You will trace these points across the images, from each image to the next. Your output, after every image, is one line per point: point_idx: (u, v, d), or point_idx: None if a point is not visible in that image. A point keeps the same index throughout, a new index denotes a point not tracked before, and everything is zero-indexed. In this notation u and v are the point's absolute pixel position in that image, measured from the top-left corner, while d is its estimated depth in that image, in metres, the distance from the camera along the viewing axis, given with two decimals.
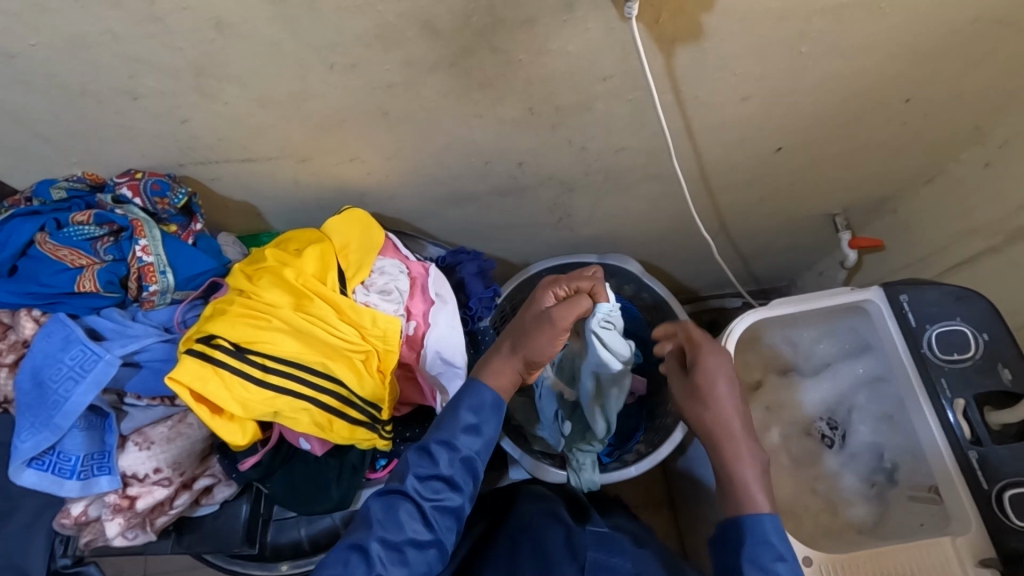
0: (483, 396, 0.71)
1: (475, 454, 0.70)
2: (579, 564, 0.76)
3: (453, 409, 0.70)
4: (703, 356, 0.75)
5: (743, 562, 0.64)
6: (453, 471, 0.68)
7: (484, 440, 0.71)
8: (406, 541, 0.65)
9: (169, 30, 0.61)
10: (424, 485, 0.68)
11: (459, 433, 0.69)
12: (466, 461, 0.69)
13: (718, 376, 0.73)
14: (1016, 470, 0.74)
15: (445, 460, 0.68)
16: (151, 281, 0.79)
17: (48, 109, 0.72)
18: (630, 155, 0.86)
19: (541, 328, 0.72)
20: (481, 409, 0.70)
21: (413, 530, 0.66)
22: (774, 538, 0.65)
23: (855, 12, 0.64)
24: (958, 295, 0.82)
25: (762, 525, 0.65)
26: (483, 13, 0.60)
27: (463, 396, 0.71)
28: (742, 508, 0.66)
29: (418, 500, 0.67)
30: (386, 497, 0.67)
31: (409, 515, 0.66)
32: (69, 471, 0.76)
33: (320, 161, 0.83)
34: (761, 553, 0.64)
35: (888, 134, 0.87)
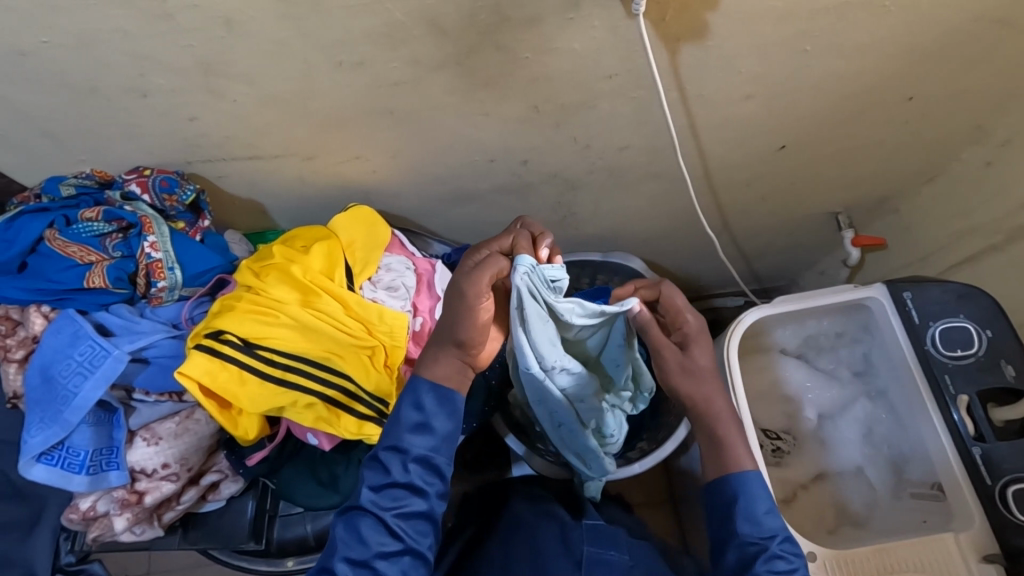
0: (422, 391, 0.65)
1: (430, 453, 0.65)
2: (574, 559, 0.77)
3: (396, 410, 0.65)
4: (693, 325, 0.68)
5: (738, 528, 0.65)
6: (408, 475, 0.64)
7: (439, 435, 0.65)
8: (373, 557, 0.62)
9: (178, 28, 0.61)
10: (383, 495, 0.64)
11: (408, 435, 0.64)
12: (423, 462, 0.64)
13: (700, 346, 0.68)
14: (1018, 467, 0.74)
15: (398, 466, 0.64)
16: (159, 278, 0.80)
17: (56, 106, 0.73)
18: (634, 153, 0.87)
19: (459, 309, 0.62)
20: (423, 404, 0.64)
21: (378, 544, 0.63)
22: (759, 487, 0.66)
23: (857, 11, 0.65)
24: (960, 293, 0.82)
25: (748, 483, 0.65)
26: (489, 12, 0.60)
27: (405, 393, 0.65)
28: (725, 466, 0.66)
29: (378, 512, 0.64)
30: (348, 516, 0.65)
31: (371, 529, 0.63)
32: (78, 466, 0.77)
33: (325, 159, 0.84)
34: (755, 509, 0.65)
35: (890, 133, 0.88)
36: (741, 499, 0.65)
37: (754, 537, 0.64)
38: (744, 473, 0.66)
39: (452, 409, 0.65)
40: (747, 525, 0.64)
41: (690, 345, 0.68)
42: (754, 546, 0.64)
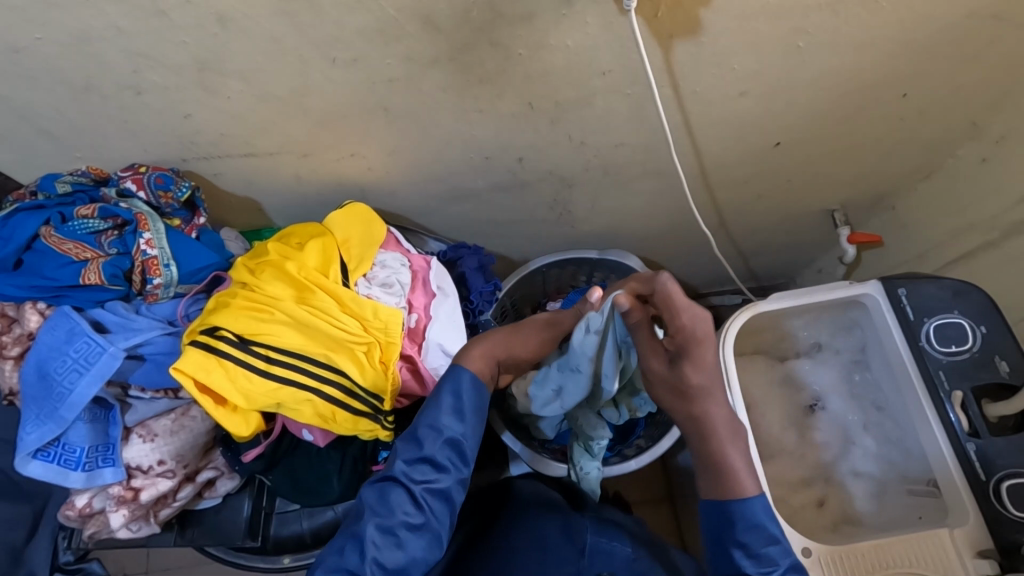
0: (463, 378, 0.70)
1: (462, 437, 0.68)
2: (578, 547, 0.78)
3: (438, 394, 0.69)
4: (689, 333, 0.62)
5: (733, 547, 0.66)
6: (440, 454, 0.67)
7: (470, 422, 0.69)
8: (399, 524, 0.64)
9: (172, 25, 0.61)
10: (414, 470, 0.67)
11: (446, 416, 0.68)
12: (453, 444, 0.68)
13: (698, 364, 0.64)
14: (1011, 463, 0.75)
15: (432, 443, 0.67)
16: (154, 274, 0.81)
17: (52, 103, 0.73)
18: (630, 150, 0.87)
19: (528, 334, 0.77)
20: (465, 392, 0.69)
21: (405, 513, 0.65)
22: (765, 522, 0.66)
23: (850, 7, 0.65)
24: (954, 290, 0.83)
25: (750, 509, 0.66)
26: (483, 9, 0.60)
27: (446, 379, 0.70)
28: (727, 495, 0.66)
29: (408, 484, 0.66)
30: (377, 485, 0.67)
31: (400, 499, 0.65)
32: (74, 463, 0.78)
33: (321, 156, 0.84)
34: (753, 538, 0.65)
35: (885, 129, 0.88)
36: (742, 522, 0.66)
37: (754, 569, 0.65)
38: (746, 500, 0.66)
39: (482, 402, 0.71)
40: (748, 559, 0.65)
41: (684, 357, 0.64)
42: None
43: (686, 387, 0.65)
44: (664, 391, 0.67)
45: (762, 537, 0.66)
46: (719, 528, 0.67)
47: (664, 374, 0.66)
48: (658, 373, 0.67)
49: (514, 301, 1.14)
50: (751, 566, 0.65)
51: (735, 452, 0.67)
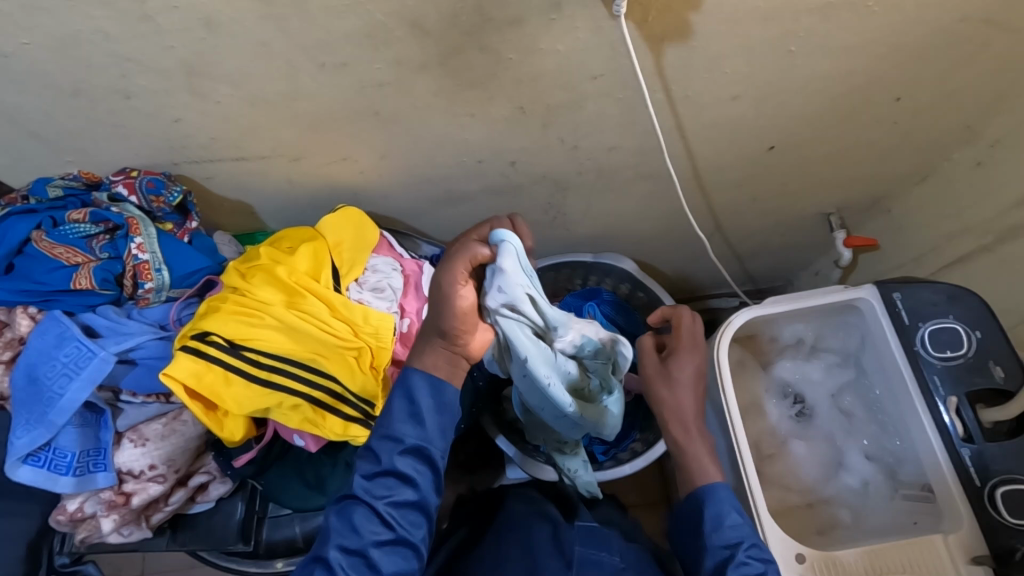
0: (414, 383, 0.65)
1: (423, 443, 0.65)
2: (566, 558, 0.76)
3: (391, 403, 0.65)
4: (687, 335, 0.77)
5: (705, 532, 0.69)
6: (400, 466, 0.64)
7: (430, 426, 0.65)
8: (366, 545, 0.63)
9: (160, 29, 0.61)
10: (375, 484, 0.64)
11: (401, 425, 0.65)
12: (414, 452, 0.65)
13: (686, 359, 0.76)
14: (1006, 468, 0.74)
15: (390, 455, 0.64)
16: (147, 279, 0.81)
17: (42, 107, 0.73)
18: (622, 154, 0.87)
19: (439, 302, 0.62)
20: (420, 397, 0.65)
21: (371, 532, 0.63)
22: (726, 502, 0.69)
23: (841, 11, 0.65)
24: (949, 294, 0.82)
25: (717, 498, 0.70)
26: (471, 13, 0.60)
27: (398, 386, 0.66)
28: (692, 479, 0.72)
29: (371, 500, 0.64)
30: (343, 505, 0.65)
31: (365, 518, 0.63)
32: (65, 468, 0.77)
33: (313, 160, 0.84)
34: (721, 521, 0.68)
35: (879, 133, 0.88)
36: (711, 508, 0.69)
37: (718, 547, 0.68)
38: (711, 487, 0.70)
39: (443, 402, 0.66)
40: (713, 535, 0.68)
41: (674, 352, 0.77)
42: (725, 555, 0.67)
43: (661, 372, 0.76)
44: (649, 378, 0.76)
45: (733, 528, 0.68)
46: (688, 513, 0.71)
47: (648, 371, 0.77)
48: (647, 370, 0.77)
49: None
50: (718, 543, 0.68)
51: (701, 442, 0.73)
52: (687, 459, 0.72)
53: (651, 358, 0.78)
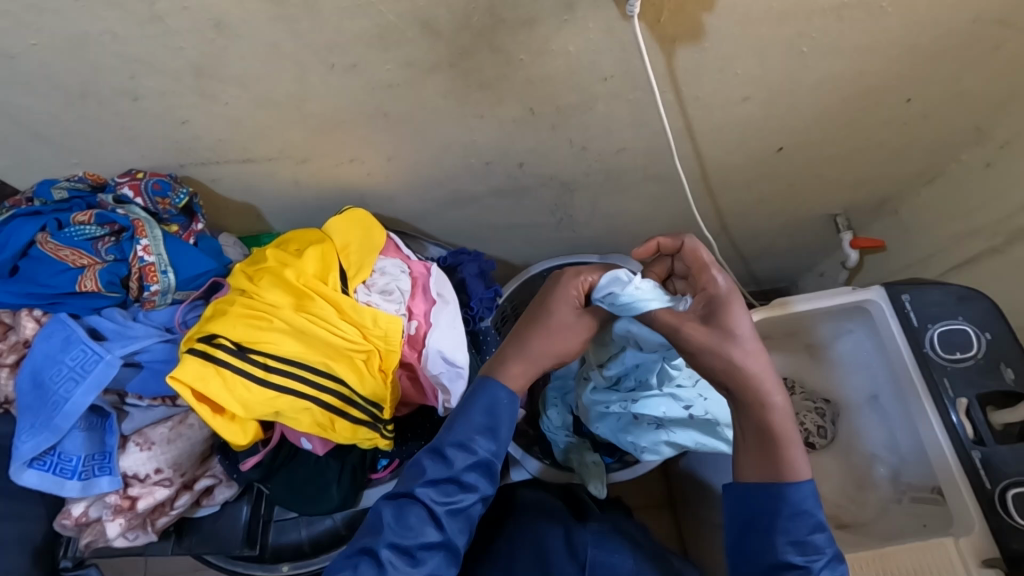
0: (497, 398, 0.67)
1: (490, 457, 0.67)
2: (579, 562, 0.77)
3: (469, 408, 0.67)
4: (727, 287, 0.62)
5: (776, 535, 0.62)
6: (465, 474, 0.66)
7: (499, 442, 0.68)
8: (418, 545, 0.64)
9: (169, 31, 0.61)
10: (438, 489, 0.66)
11: (474, 436, 0.67)
12: (482, 465, 0.67)
13: (741, 316, 0.59)
14: (1017, 471, 0.74)
15: (459, 461, 0.66)
16: (152, 281, 0.80)
17: (48, 108, 0.72)
18: (631, 155, 0.86)
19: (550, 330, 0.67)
20: (500, 411, 0.67)
21: (423, 533, 0.65)
22: (808, 510, 0.62)
23: (855, 12, 0.64)
24: (959, 295, 0.82)
25: (801, 493, 0.61)
26: (483, 14, 0.60)
27: (480, 394, 0.67)
28: (779, 476, 0.61)
29: (430, 503, 0.65)
30: (399, 501, 0.66)
31: (420, 520, 0.65)
32: (70, 471, 0.77)
33: (320, 161, 0.83)
34: (793, 525, 0.61)
35: (889, 134, 0.87)
36: (788, 505, 0.61)
37: (797, 558, 0.62)
38: (797, 484, 0.61)
39: (513, 422, 0.68)
40: (791, 545, 0.62)
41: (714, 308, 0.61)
42: (796, 567, 0.62)
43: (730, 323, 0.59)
44: (717, 328, 0.59)
45: (807, 525, 0.62)
46: (761, 516, 0.62)
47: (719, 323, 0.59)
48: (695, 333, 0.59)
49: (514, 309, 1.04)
50: (795, 554, 0.62)
51: (779, 414, 0.59)
52: (777, 444, 0.60)
53: (693, 325, 0.60)
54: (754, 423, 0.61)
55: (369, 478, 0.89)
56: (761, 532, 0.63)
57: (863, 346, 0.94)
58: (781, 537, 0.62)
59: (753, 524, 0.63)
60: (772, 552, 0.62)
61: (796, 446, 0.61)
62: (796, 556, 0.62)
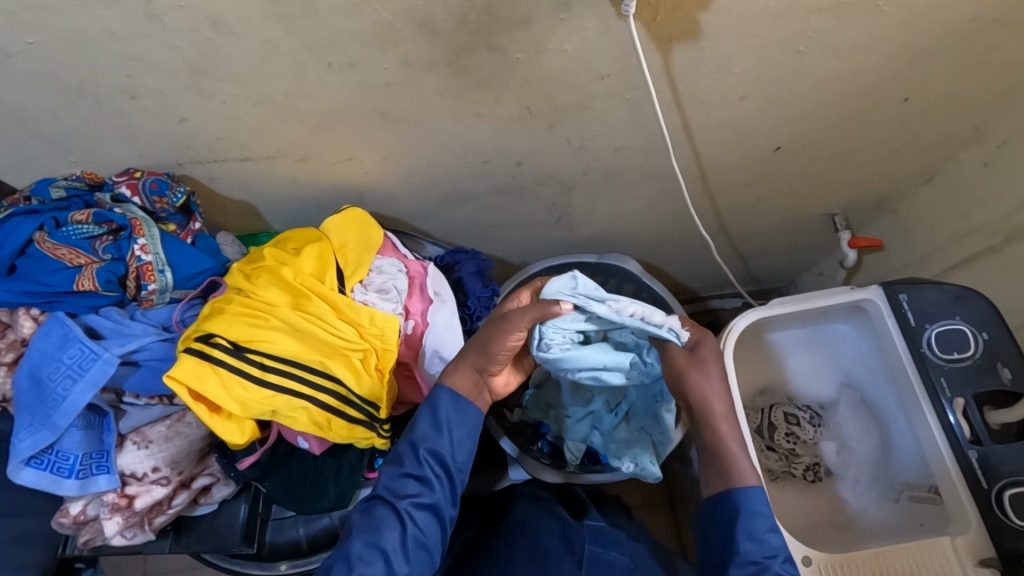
0: (442, 398, 0.71)
1: (442, 449, 0.69)
2: (576, 558, 0.77)
3: (418, 411, 0.71)
4: (701, 330, 0.73)
5: (740, 535, 0.65)
6: (421, 468, 0.68)
7: (451, 435, 0.70)
8: (382, 541, 0.66)
9: (166, 29, 0.61)
10: (399, 485, 0.68)
11: (424, 431, 0.70)
12: (435, 458, 0.69)
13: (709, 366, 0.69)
14: (1014, 470, 0.73)
15: (413, 457, 0.69)
16: (149, 280, 0.80)
17: (45, 107, 0.72)
18: (629, 154, 0.86)
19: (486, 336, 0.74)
20: (442, 406, 0.70)
21: (387, 529, 0.66)
22: (762, 509, 0.66)
23: (852, 11, 0.64)
24: (956, 295, 0.82)
25: (753, 498, 0.66)
26: (480, 13, 0.60)
27: (429, 398, 0.72)
28: (729, 481, 0.67)
29: (392, 499, 0.68)
30: (368, 504, 0.69)
31: (385, 516, 0.67)
32: (67, 470, 0.77)
33: (318, 160, 0.83)
34: (756, 525, 0.65)
35: (887, 133, 0.87)
36: (749, 505, 0.66)
37: (758, 555, 0.65)
38: (747, 487, 0.66)
39: (465, 417, 0.71)
40: (751, 543, 0.65)
41: (701, 346, 0.71)
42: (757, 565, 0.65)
43: (699, 375, 0.68)
44: (690, 379, 0.68)
45: (764, 523, 0.66)
46: (720, 517, 0.67)
47: (685, 372, 0.68)
48: (674, 358, 0.70)
49: None
50: (756, 551, 0.65)
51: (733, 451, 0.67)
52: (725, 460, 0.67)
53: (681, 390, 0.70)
54: (710, 440, 0.68)
55: (366, 478, 0.89)
56: (715, 539, 0.67)
57: (861, 352, 0.94)
58: (742, 537, 0.65)
59: (713, 527, 0.68)
60: (732, 553, 0.65)
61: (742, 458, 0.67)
62: (757, 556, 0.65)
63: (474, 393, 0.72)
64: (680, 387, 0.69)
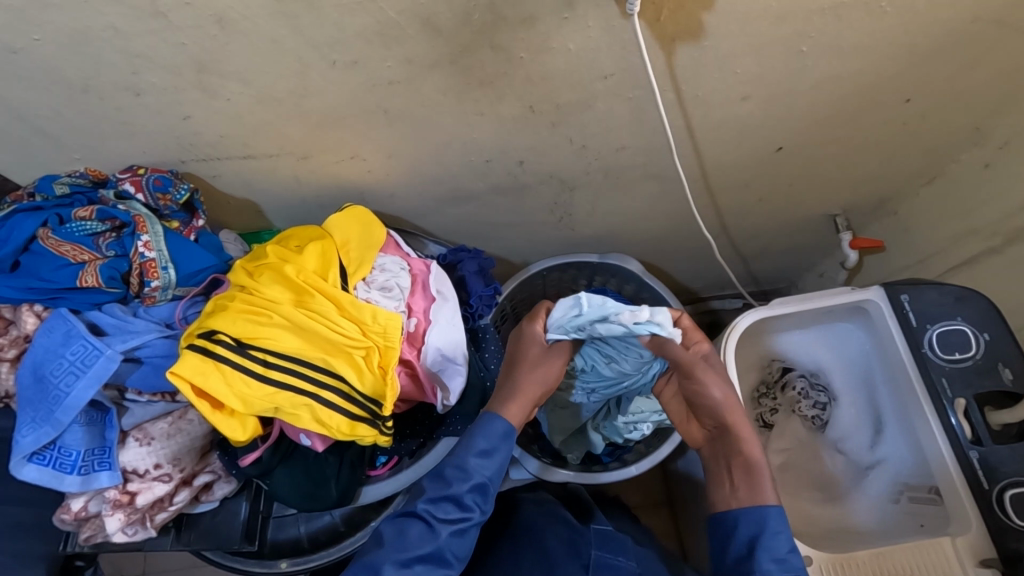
0: (492, 425, 0.71)
1: (486, 478, 0.70)
2: (582, 562, 0.78)
3: (468, 434, 0.71)
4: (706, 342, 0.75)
5: (759, 552, 0.67)
6: (464, 493, 0.69)
7: (493, 464, 0.71)
8: (417, 558, 0.66)
9: (170, 26, 0.61)
10: (437, 507, 0.69)
11: (471, 458, 0.70)
12: (478, 486, 0.70)
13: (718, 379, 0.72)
14: (1015, 471, 0.73)
15: (456, 482, 0.69)
16: (152, 277, 0.81)
17: (48, 104, 0.72)
18: (630, 154, 0.87)
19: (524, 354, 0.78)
20: (492, 436, 0.71)
21: (423, 548, 0.67)
22: (783, 529, 0.68)
23: (854, 11, 0.64)
24: (957, 295, 0.81)
25: (771, 519, 0.68)
26: (484, 11, 0.60)
27: (477, 424, 0.72)
28: (753, 497, 0.69)
29: (430, 519, 0.68)
30: (401, 520, 0.70)
31: (422, 535, 0.68)
32: (70, 466, 0.77)
33: (320, 158, 0.84)
34: (778, 544, 0.67)
35: (888, 134, 0.87)
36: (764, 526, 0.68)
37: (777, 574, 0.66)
38: (766, 507, 0.68)
39: (508, 446, 0.72)
40: (772, 563, 0.66)
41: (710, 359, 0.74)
42: None
43: (716, 380, 0.72)
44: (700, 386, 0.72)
45: (788, 544, 0.68)
46: (738, 536, 0.69)
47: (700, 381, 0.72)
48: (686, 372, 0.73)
49: (513, 306, 1.12)
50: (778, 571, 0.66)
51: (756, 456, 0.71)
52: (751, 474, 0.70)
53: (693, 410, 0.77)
54: (737, 460, 0.71)
55: (368, 475, 0.92)
56: (735, 553, 0.69)
57: (846, 334, 0.96)
58: (762, 557, 0.67)
59: (732, 542, 0.69)
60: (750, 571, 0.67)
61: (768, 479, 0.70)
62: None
63: (523, 421, 0.74)
64: (696, 397, 0.74)
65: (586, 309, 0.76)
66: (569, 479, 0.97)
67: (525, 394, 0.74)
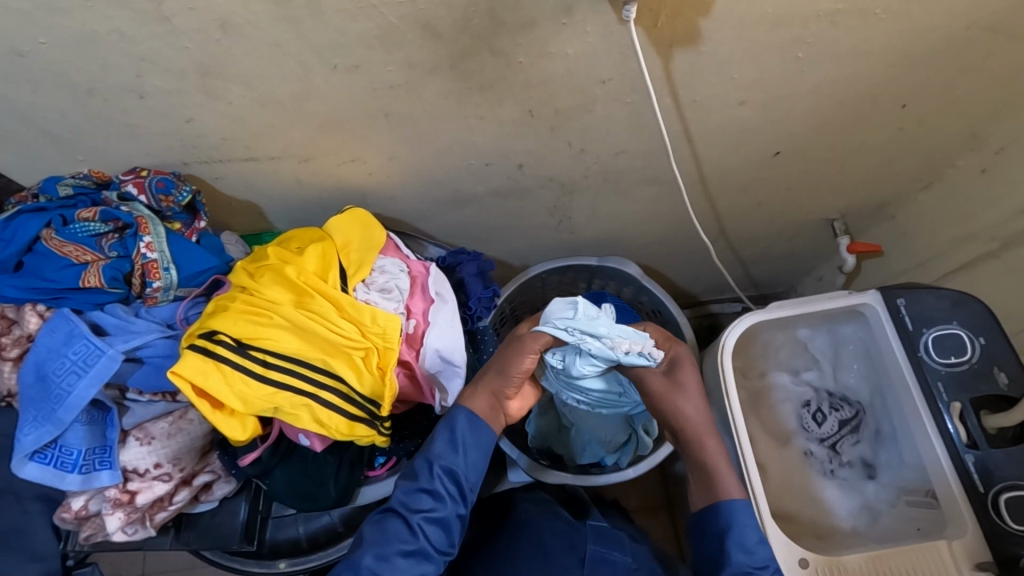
0: (457, 418, 0.73)
1: (456, 468, 0.71)
2: (579, 556, 0.78)
3: (435, 430, 0.73)
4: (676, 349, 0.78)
5: (728, 545, 0.68)
6: (434, 484, 0.70)
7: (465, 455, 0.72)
8: (395, 552, 0.67)
9: (175, 30, 0.62)
10: (410, 499, 0.70)
11: (440, 451, 0.71)
12: (450, 476, 0.71)
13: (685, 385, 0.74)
14: (1010, 474, 0.74)
15: (426, 474, 0.70)
16: (154, 278, 0.81)
17: (55, 106, 0.73)
18: (629, 158, 0.87)
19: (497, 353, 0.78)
20: (458, 426, 0.72)
21: (401, 542, 0.68)
22: (750, 521, 0.69)
23: (849, 18, 0.65)
24: (953, 300, 0.82)
25: (737, 512, 0.69)
26: (483, 17, 0.61)
27: (445, 418, 0.73)
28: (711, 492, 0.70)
29: (404, 512, 0.69)
30: (380, 517, 0.70)
31: (397, 528, 0.68)
32: (71, 465, 0.78)
33: (321, 160, 0.84)
34: (745, 536, 0.68)
35: (884, 139, 0.88)
36: (725, 520, 0.69)
37: (749, 566, 0.67)
38: (727, 501, 0.69)
39: (481, 438, 0.73)
40: (742, 555, 0.67)
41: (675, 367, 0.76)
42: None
43: (661, 388, 0.74)
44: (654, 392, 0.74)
45: (756, 535, 0.69)
46: (712, 531, 0.69)
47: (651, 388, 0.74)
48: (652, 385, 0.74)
49: (512, 309, 1.13)
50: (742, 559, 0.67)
51: (715, 454, 0.71)
52: (709, 473, 0.71)
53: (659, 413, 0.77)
54: (696, 459, 0.72)
55: (367, 475, 0.92)
56: (708, 551, 0.70)
57: (856, 344, 0.96)
58: (733, 548, 0.68)
59: (705, 537, 0.70)
60: (723, 564, 0.68)
61: (730, 475, 0.70)
62: (749, 567, 0.67)
63: (490, 414, 0.74)
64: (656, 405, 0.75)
65: (582, 315, 0.75)
66: (567, 481, 0.97)
67: (484, 382, 0.75)
